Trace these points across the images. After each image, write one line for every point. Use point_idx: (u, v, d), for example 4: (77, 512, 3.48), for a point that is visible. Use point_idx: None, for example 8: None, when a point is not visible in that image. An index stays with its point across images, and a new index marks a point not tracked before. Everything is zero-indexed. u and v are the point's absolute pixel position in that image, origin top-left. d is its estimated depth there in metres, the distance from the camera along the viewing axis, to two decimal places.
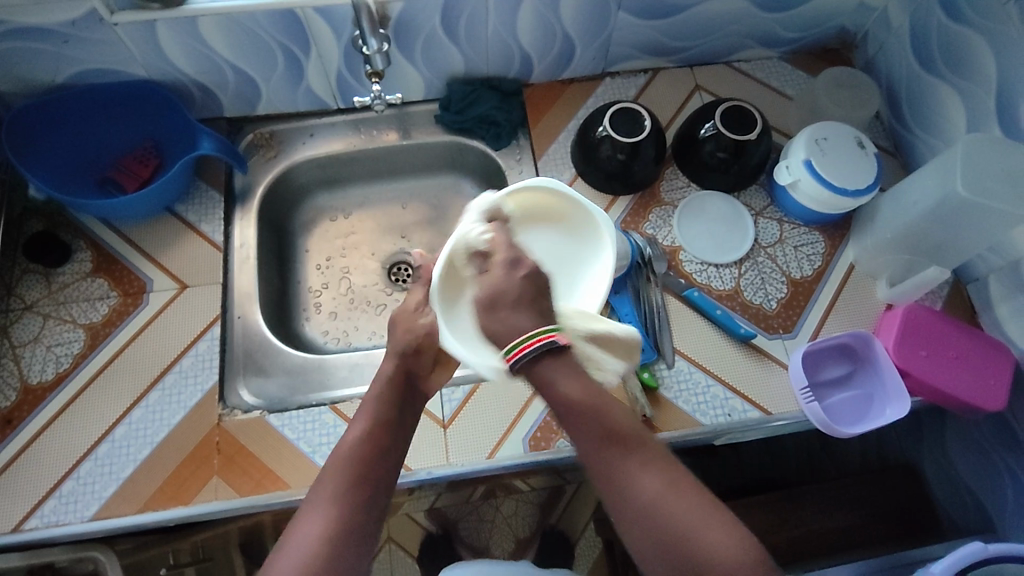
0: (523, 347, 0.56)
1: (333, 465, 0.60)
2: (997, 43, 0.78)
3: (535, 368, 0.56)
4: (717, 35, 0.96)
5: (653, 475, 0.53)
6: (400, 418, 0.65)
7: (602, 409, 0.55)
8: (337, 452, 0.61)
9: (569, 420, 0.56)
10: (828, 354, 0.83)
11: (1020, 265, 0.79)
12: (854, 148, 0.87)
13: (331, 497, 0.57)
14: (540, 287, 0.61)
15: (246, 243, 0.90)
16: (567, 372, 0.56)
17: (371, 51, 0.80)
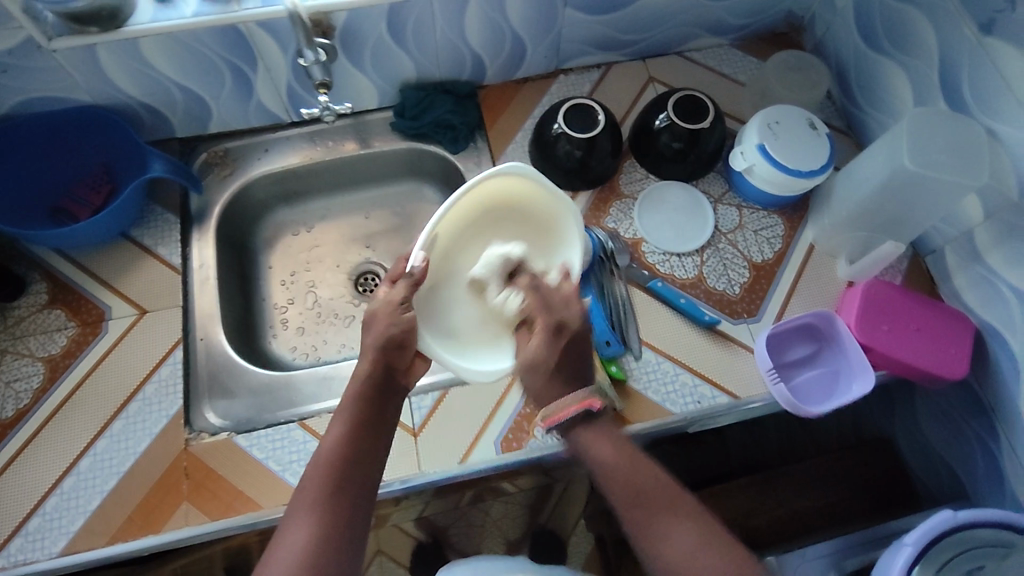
0: (561, 414, 0.68)
1: (311, 476, 0.62)
2: (935, 18, 0.79)
3: (571, 431, 0.69)
4: (665, 26, 0.97)
5: (685, 537, 0.61)
6: (378, 420, 0.68)
7: (638, 474, 0.65)
8: (316, 461, 0.63)
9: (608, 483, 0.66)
10: (793, 335, 0.83)
11: (973, 235, 0.80)
12: (806, 130, 0.87)
13: (306, 510, 0.59)
14: (580, 354, 0.72)
15: (205, 264, 0.89)
16: (600, 439, 0.67)
17: (308, 63, 0.80)
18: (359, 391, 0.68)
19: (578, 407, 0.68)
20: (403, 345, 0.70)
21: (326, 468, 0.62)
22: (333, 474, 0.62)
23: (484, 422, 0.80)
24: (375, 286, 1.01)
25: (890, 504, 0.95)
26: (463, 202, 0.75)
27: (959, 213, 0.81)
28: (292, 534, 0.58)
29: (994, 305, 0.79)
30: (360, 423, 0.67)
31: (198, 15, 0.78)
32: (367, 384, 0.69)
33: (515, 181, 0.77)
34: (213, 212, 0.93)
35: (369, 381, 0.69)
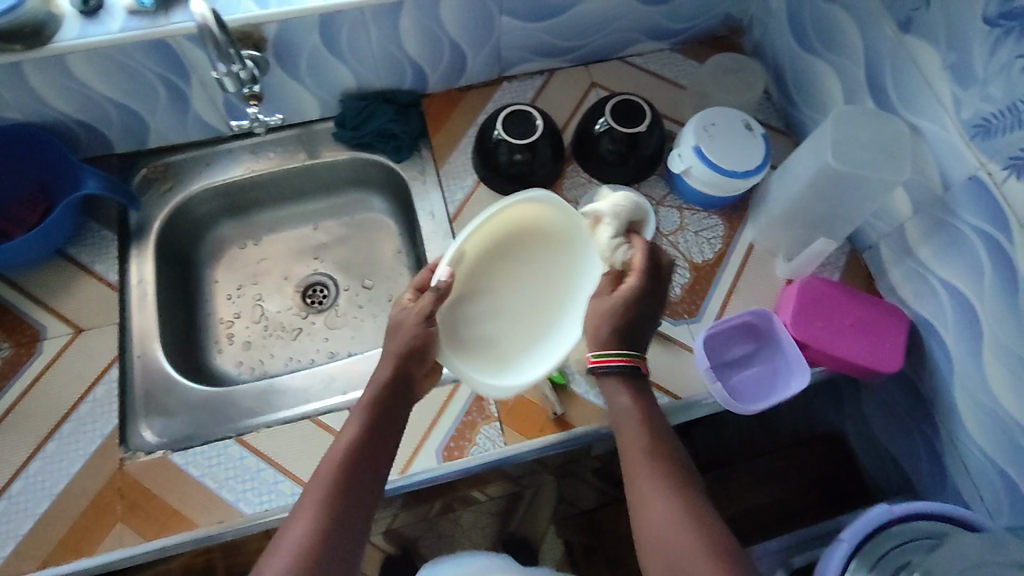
0: (607, 359, 0.67)
1: (325, 467, 0.62)
2: (859, 17, 0.80)
3: (604, 381, 0.69)
4: (604, 32, 0.98)
5: (671, 501, 0.59)
6: (394, 420, 0.68)
7: (654, 434, 0.65)
8: (331, 453, 0.64)
9: (625, 429, 0.66)
10: (732, 334, 0.84)
11: (903, 229, 0.81)
12: (742, 131, 0.88)
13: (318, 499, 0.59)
14: (634, 328, 0.69)
15: (144, 280, 0.88)
16: (629, 394, 0.68)
17: (219, 75, 0.77)
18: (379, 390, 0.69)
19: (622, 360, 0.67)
20: (422, 355, 0.70)
21: (342, 460, 0.62)
22: (348, 468, 0.62)
23: (425, 432, 0.79)
24: (323, 297, 1.01)
25: (842, 499, 0.99)
26: (485, 228, 0.71)
27: (890, 208, 0.82)
28: (301, 521, 0.58)
29: (925, 298, 0.80)
30: (378, 422, 0.67)
31: (125, 29, 0.78)
32: (392, 383, 0.69)
33: (533, 206, 0.72)
34: (153, 227, 0.92)
35: (391, 380, 0.69)
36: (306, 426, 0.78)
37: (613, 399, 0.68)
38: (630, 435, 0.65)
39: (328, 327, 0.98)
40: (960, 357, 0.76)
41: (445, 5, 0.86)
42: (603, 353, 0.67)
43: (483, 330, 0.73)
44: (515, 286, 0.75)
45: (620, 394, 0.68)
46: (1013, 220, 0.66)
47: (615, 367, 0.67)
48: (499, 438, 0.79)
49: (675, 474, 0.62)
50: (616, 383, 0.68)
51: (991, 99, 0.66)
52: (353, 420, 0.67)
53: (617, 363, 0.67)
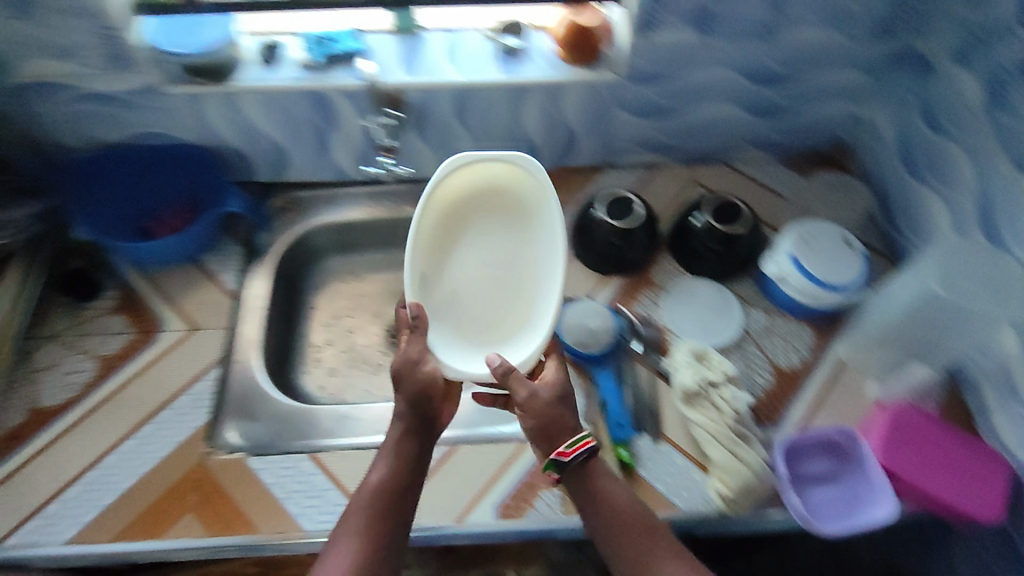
0: (580, 446, 0.71)
1: (359, 508, 0.69)
2: (974, 154, 0.81)
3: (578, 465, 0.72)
4: (713, 137, 1.03)
5: (671, 569, 0.68)
6: (420, 456, 0.74)
7: (623, 508, 0.71)
8: (368, 493, 0.70)
9: (594, 513, 0.71)
10: (813, 448, 0.81)
11: (1008, 369, 0.77)
12: (840, 246, 0.89)
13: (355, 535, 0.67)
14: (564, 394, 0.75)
15: (255, 294, 0.96)
16: (601, 473, 0.73)
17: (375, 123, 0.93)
18: (403, 425, 0.74)
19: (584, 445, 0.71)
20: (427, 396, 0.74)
21: (367, 497, 0.70)
22: (380, 507, 0.69)
23: (486, 485, 0.80)
24: None
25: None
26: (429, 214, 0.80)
27: (995, 344, 0.79)
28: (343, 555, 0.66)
29: None
30: (409, 459, 0.73)
31: (296, 79, 0.90)
32: (421, 428, 0.74)
33: (461, 171, 0.80)
34: (273, 249, 1.01)
35: (413, 414, 0.74)
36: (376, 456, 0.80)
37: (590, 480, 0.72)
38: (619, 515, 0.71)
39: None
40: None
41: (568, 95, 0.93)
42: (578, 442, 0.71)
43: (473, 318, 0.81)
44: (490, 263, 0.83)
45: (598, 472, 0.73)
46: None
47: (586, 455, 0.71)
48: (557, 505, 0.78)
49: (656, 538, 0.70)
50: (591, 464, 0.72)
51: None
52: (384, 458, 0.73)
53: (586, 451, 0.71)
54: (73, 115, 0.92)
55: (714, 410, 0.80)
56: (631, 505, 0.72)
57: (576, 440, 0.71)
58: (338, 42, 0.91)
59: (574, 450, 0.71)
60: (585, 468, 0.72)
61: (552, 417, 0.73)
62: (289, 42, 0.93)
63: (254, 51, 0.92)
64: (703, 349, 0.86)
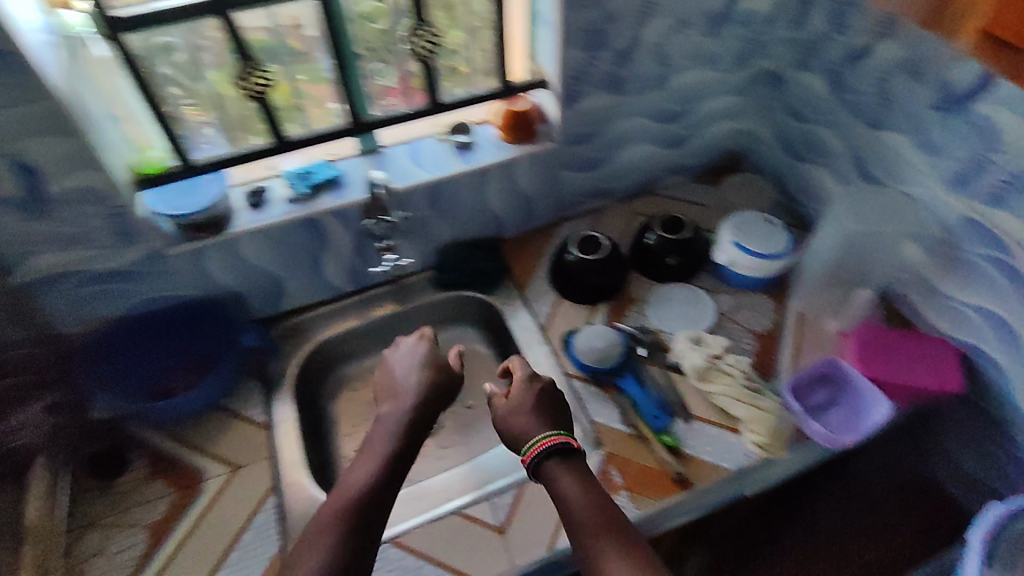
0: (542, 442, 0.78)
1: (368, 462, 0.77)
2: (839, 131, 1.05)
3: (544, 463, 0.77)
4: (635, 172, 1.23)
5: (620, 563, 0.66)
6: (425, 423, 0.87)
7: (581, 513, 0.72)
8: (368, 447, 0.81)
9: (581, 511, 0.72)
10: (811, 383, 0.96)
11: (926, 275, 0.97)
12: (767, 225, 1.11)
13: (386, 488, 0.75)
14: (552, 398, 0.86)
15: (284, 418, 1.02)
16: (567, 476, 0.75)
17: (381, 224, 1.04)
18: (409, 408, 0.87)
19: (541, 443, 0.78)
20: None
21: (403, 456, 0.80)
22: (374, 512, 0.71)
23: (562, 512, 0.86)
24: None
25: (931, 536, 1.03)
26: None
27: (910, 262, 0.99)
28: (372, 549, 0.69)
29: (966, 326, 0.94)
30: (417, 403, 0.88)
31: (286, 211, 1.00)
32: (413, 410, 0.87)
33: None
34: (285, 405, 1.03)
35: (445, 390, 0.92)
36: (455, 519, 0.88)
37: (554, 479, 0.76)
38: (576, 518, 0.72)
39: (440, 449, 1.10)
40: (1013, 366, 0.89)
41: (520, 166, 1.10)
42: (536, 440, 0.78)
43: None
44: None
45: (553, 466, 0.77)
46: (1013, 241, 0.84)
47: (548, 449, 0.77)
48: (632, 505, 0.87)
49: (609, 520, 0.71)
50: (550, 462, 0.77)
51: (994, 171, 0.83)
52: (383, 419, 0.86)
53: (546, 451, 0.77)
54: (74, 302, 0.96)
55: (724, 377, 0.96)
56: (584, 501, 0.73)
57: (534, 440, 0.79)
58: (317, 172, 1.04)
59: (541, 443, 0.78)
60: (542, 472, 0.77)
61: (541, 398, 0.86)
62: (272, 186, 1.04)
63: (242, 198, 1.02)
64: (695, 334, 1.03)
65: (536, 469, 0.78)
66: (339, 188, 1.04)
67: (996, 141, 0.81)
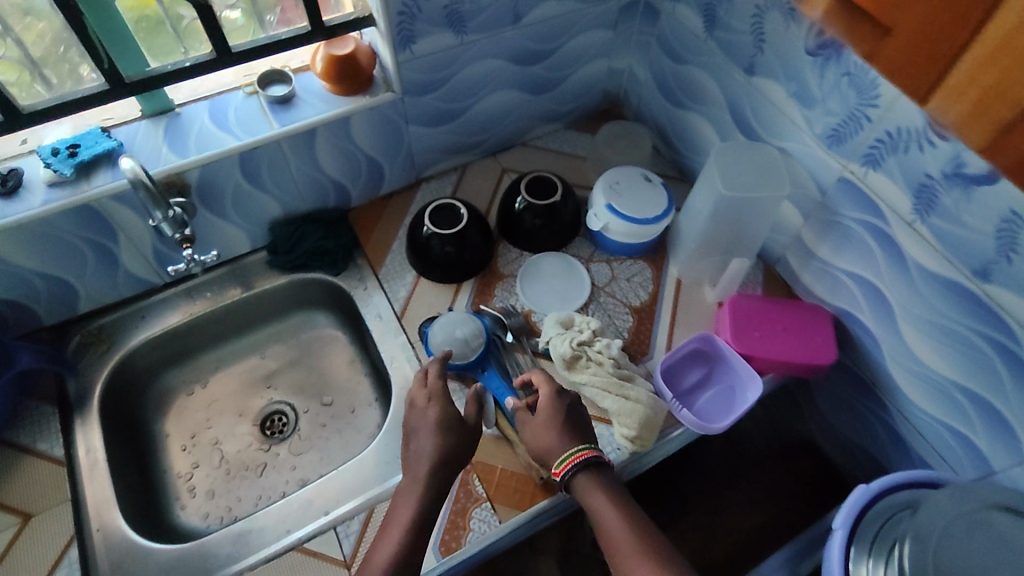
0: (572, 457, 0.70)
1: (405, 513, 0.69)
2: (715, 75, 0.93)
3: (576, 477, 0.70)
4: (501, 122, 1.07)
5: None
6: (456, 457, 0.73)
7: (610, 530, 0.66)
8: (400, 501, 0.70)
9: (613, 526, 0.66)
10: (685, 362, 0.89)
11: (800, 237, 0.91)
12: (643, 183, 1.00)
13: (414, 557, 0.66)
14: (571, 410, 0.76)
15: (92, 449, 0.85)
16: (595, 487, 0.69)
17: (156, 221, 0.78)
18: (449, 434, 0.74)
19: (573, 459, 0.70)
20: None
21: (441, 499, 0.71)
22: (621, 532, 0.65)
23: None
24: (285, 424, 1.01)
25: (810, 494, 1.02)
26: None
27: (785, 223, 0.92)
28: None
29: (839, 291, 0.89)
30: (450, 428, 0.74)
31: (47, 202, 0.78)
32: (435, 467, 0.71)
33: None
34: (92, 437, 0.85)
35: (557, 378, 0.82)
36: (293, 556, 0.77)
37: (588, 501, 0.69)
38: (612, 538, 0.65)
39: (294, 455, 0.98)
40: (882, 333, 0.85)
41: (357, 126, 0.92)
42: (566, 457, 0.70)
43: None
44: None
45: (589, 482, 0.70)
46: (884, 208, 0.77)
47: (584, 461, 0.70)
48: (493, 518, 0.78)
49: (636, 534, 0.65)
50: (584, 473, 0.70)
51: (869, 129, 0.74)
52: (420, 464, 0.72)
53: (574, 464, 0.70)
54: None
55: (595, 365, 0.84)
56: (621, 520, 0.66)
57: (565, 457, 0.71)
58: (86, 147, 0.80)
59: (577, 457, 0.70)
60: (575, 485, 0.70)
61: (569, 414, 0.76)
62: (26, 165, 0.81)
63: None
64: (567, 315, 0.91)
65: (570, 481, 0.71)
66: (119, 165, 0.81)
67: (871, 96, 0.72)
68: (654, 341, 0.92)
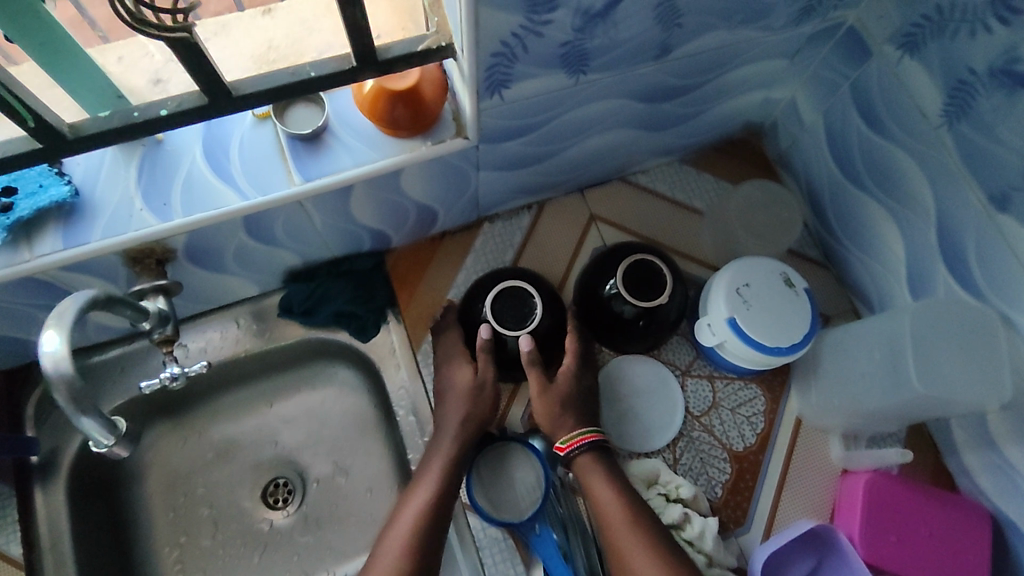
0: (576, 441, 0.68)
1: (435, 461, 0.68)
2: (928, 172, 0.63)
3: (579, 461, 0.68)
4: (601, 160, 0.79)
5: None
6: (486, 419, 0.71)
7: (613, 517, 0.64)
8: (426, 462, 0.68)
9: (618, 511, 0.64)
10: (788, 551, 0.70)
11: (983, 418, 0.66)
12: (782, 289, 0.73)
13: (441, 513, 0.65)
14: (586, 392, 0.72)
15: (57, 538, 0.72)
16: (599, 478, 0.66)
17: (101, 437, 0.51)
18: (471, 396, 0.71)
19: (577, 442, 0.68)
20: None
21: (461, 466, 0.69)
22: (630, 522, 0.63)
23: None
24: (290, 492, 0.84)
25: None
26: None
27: None
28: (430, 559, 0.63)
29: (1013, 499, 0.65)
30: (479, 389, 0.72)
31: None
32: (462, 428, 0.70)
33: None
34: (55, 524, 0.73)
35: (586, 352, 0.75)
36: None
37: (585, 481, 0.67)
38: (615, 528, 0.64)
39: (298, 534, 0.82)
40: None
41: (409, 176, 0.65)
42: (572, 438, 0.68)
43: None
44: None
45: (589, 468, 0.67)
46: None
47: (587, 446, 0.68)
48: None
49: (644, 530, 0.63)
50: (587, 456, 0.68)
51: None
52: (444, 431, 0.70)
53: (573, 448, 0.68)
54: None
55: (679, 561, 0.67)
56: (625, 513, 0.64)
57: (571, 435, 0.68)
58: (25, 194, 0.56)
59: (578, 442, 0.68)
60: (576, 463, 0.68)
61: (584, 394, 0.72)
62: None
63: None
64: (652, 470, 0.72)
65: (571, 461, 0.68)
66: (73, 224, 0.58)
67: None
68: (749, 505, 0.73)
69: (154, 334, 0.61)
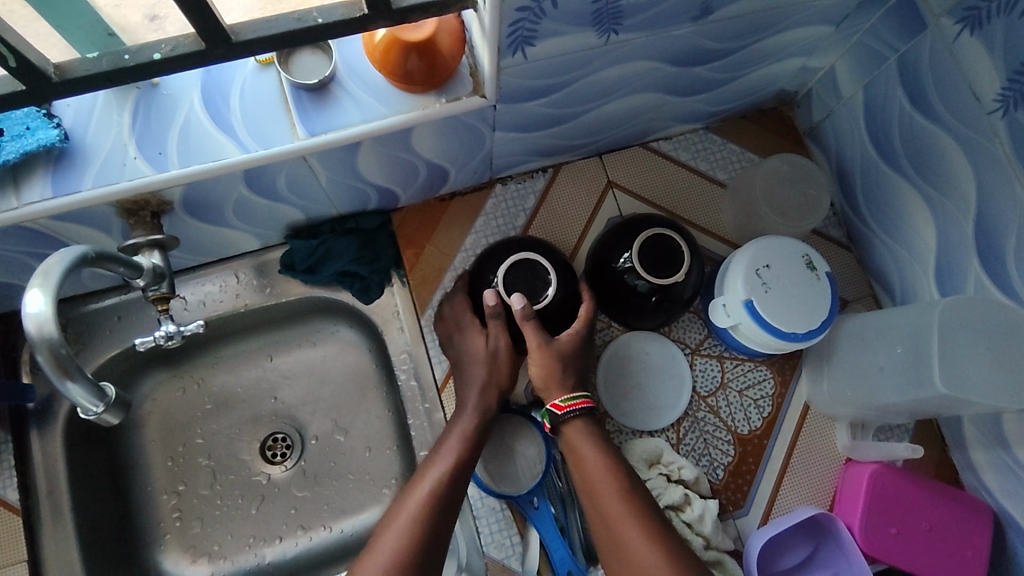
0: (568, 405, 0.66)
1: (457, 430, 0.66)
2: (972, 160, 0.59)
3: (566, 426, 0.66)
4: (622, 124, 0.75)
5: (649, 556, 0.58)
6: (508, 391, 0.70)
7: (596, 479, 0.63)
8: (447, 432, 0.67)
9: (602, 476, 0.63)
10: (786, 538, 0.70)
11: (998, 418, 0.64)
12: (802, 272, 0.70)
13: (459, 482, 0.64)
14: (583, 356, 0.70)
15: (52, 486, 0.72)
16: (586, 443, 0.65)
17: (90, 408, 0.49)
18: (484, 361, 0.69)
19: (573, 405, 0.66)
20: None
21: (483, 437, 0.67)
22: (614, 487, 0.62)
23: None
24: (287, 449, 0.84)
25: None
26: None
27: None
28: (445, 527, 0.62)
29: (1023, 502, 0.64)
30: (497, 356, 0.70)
31: None
32: (480, 398, 0.68)
33: None
34: (50, 472, 0.72)
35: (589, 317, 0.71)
36: None
37: (570, 446, 0.66)
38: (601, 491, 0.62)
39: (293, 491, 0.82)
40: None
41: (420, 135, 0.61)
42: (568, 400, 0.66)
43: None
44: None
45: (575, 432, 0.66)
46: None
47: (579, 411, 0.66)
48: None
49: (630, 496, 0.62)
50: (578, 421, 0.66)
51: None
52: (467, 399, 0.69)
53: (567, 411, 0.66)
54: None
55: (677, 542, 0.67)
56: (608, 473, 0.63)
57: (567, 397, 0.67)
58: (12, 136, 0.53)
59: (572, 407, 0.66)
60: (564, 425, 0.67)
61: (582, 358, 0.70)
62: None
63: None
64: (655, 449, 0.71)
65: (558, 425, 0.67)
66: (64, 170, 0.54)
67: None
68: (749, 488, 0.72)
69: (151, 289, 0.59)
